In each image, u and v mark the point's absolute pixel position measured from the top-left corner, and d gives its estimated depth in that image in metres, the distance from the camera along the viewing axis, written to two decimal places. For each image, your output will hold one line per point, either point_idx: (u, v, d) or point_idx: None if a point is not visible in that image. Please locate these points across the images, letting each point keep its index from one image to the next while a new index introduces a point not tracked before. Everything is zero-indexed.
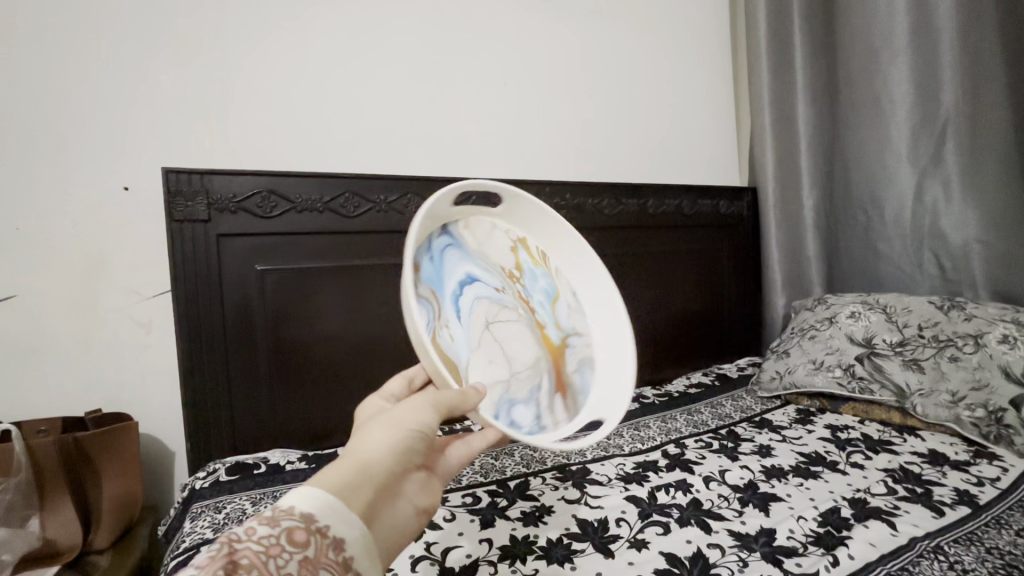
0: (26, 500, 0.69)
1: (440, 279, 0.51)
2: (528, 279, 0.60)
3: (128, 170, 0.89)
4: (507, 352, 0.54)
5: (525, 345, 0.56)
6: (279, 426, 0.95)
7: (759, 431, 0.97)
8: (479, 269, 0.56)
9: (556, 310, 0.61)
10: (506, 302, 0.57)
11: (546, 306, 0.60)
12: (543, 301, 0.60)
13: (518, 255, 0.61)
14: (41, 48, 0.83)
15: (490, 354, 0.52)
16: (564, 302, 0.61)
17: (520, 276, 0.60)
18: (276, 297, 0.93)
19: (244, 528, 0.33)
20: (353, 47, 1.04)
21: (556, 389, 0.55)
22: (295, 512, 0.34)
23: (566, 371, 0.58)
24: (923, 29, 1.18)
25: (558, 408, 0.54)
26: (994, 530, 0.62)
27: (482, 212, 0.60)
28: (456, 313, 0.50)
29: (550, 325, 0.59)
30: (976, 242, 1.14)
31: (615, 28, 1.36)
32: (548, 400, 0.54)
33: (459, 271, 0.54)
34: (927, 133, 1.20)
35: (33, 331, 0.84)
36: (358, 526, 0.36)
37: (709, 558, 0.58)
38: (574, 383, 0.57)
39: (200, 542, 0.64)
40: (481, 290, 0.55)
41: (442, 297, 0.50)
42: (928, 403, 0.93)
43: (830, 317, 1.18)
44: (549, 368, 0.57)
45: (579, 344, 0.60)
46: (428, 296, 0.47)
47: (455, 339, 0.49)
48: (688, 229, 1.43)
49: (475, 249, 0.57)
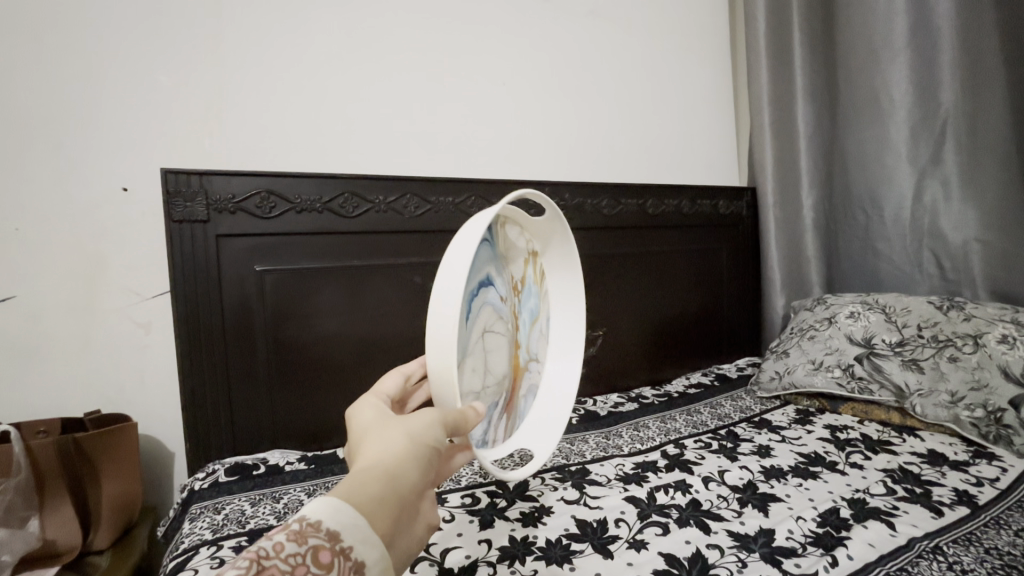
0: (26, 501, 0.69)
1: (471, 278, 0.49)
2: (525, 296, 0.61)
3: (127, 170, 0.89)
4: (490, 360, 0.55)
5: (501, 359, 0.57)
6: (279, 426, 0.95)
7: (758, 431, 0.97)
8: (495, 273, 0.55)
9: (532, 332, 0.63)
10: (503, 312, 0.57)
11: (528, 325, 0.62)
12: (528, 319, 0.62)
13: (525, 269, 0.61)
14: (41, 49, 0.83)
15: (477, 359, 0.52)
16: (540, 327, 0.64)
17: (521, 289, 0.61)
18: (276, 298, 0.93)
19: (271, 543, 0.30)
20: (353, 47, 1.04)
21: (507, 408, 0.58)
22: (322, 529, 0.31)
23: (519, 392, 0.61)
24: (923, 29, 1.18)
25: (501, 428, 0.57)
26: (993, 530, 0.62)
27: (517, 216, 0.58)
28: (470, 313, 0.50)
29: (523, 346, 0.62)
30: (975, 242, 1.14)
31: (615, 28, 1.36)
32: (498, 417, 0.56)
33: (485, 271, 0.53)
34: (926, 132, 1.20)
35: (32, 331, 0.84)
36: (380, 546, 0.34)
37: (709, 559, 0.58)
38: (518, 405, 0.61)
39: (200, 543, 0.64)
40: (490, 295, 0.54)
41: (467, 295, 0.48)
42: (928, 403, 0.93)
43: (829, 317, 1.18)
44: (509, 387, 0.59)
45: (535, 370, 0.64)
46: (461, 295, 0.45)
47: (462, 342, 0.48)
48: (688, 229, 1.43)
49: (498, 253, 0.56)
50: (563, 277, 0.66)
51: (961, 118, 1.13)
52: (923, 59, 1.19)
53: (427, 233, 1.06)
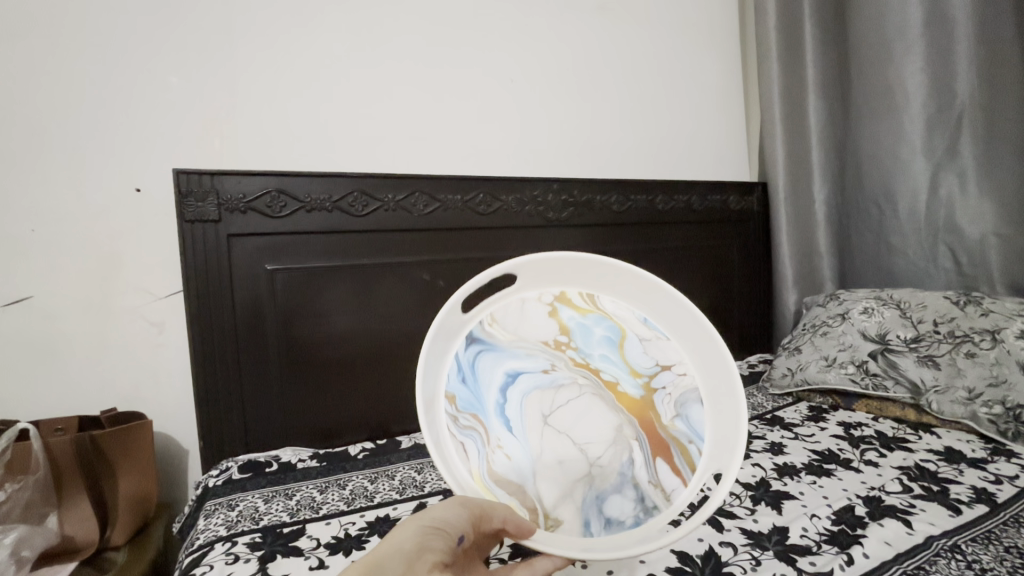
0: (45, 497, 0.71)
1: (481, 395, 0.52)
2: (580, 334, 0.58)
3: (140, 171, 0.90)
4: (577, 436, 0.52)
5: (601, 423, 0.53)
6: (291, 425, 0.96)
7: (771, 428, 0.97)
8: (523, 396, 0.53)
9: (624, 354, 0.57)
10: (543, 387, 0.54)
11: (612, 357, 0.57)
12: (607, 351, 0.57)
13: (559, 315, 0.58)
14: (54, 51, 0.83)
15: (565, 446, 0.51)
16: (633, 340, 0.57)
17: (566, 345, 0.57)
18: (287, 297, 0.93)
19: None
20: (358, 46, 1.04)
21: (655, 452, 0.52)
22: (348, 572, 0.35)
23: (663, 427, 0.53)
24: (937, 18, 1.15)
25: (663, 473, 0.51)
26: (1014, 529, 0.60)
27: (507, 406, 0.52)
28: (506, 426, 0.51)
29: (626, 378, 0.56)
30: (993, 236, 1.12)
31: (621, 22, 1.34)
32: (645, 470, 0.51)
33: (497, 383, 0.53)
34: (942, 124, 1.18)
35: (46, 331, 0.86)
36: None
37: (721, 557, 0.57)
38: (677, 430, 0.52)
39: (215, 539, 0.65)
40: (529, 404, 0.52)
41: (487, 420, 0.51)
42: (944, 400, 0.92)
43: (842, 313, 1.16)
44: (640, 428, 0.53)
45: (670, 383, 0.55)
46: (472, 425, 0.50)
47: (510, 455, 0.50)
48: (699, 225, 1.42)
49: (508, 336, 0.56)
50: (582, 326, 0.58)
51: (976, 108, 1.11)
52: (937, 49, 1.16)
53: (436, 231, 1.05)
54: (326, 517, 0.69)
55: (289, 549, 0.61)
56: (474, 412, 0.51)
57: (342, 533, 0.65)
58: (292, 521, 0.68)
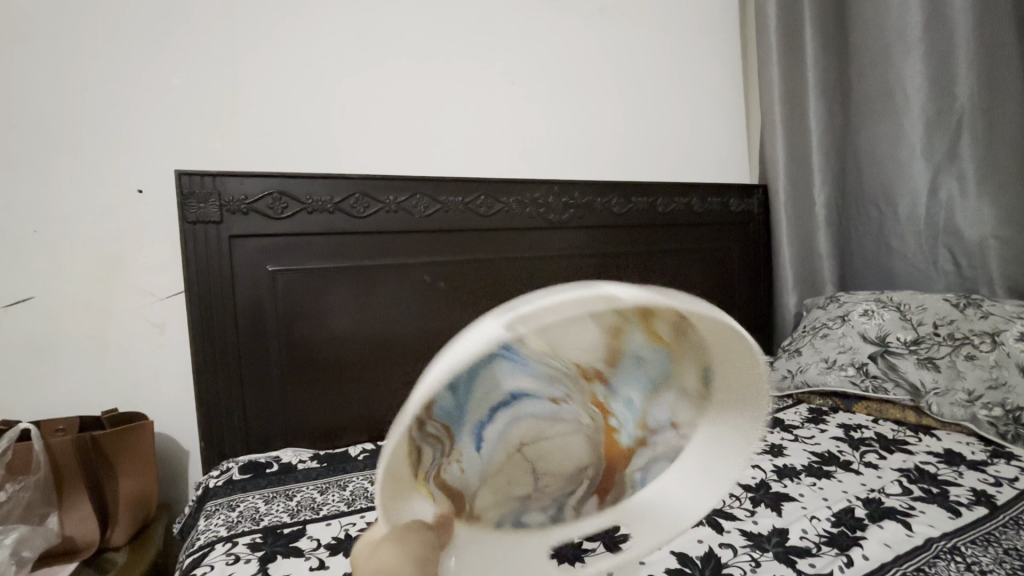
0: (46, 497, 0.71)
1: (466, 406, 0.34)
2: (628, 367, 0.39)
3: (142, 171, 0.90)
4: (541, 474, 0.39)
5: (577, 457, 0.40)
6: (292, 426, 0.96)
7: (771, 430, 0.97)
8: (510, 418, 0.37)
9: (657, 400, 0.40)
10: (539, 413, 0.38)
11: (644, 395, 0.40)
12: (644, 388, 0.40)
13: (624, 337, 0.37)
14: (55, 53, 0.84)
15: (524, 478, 0.39)
16: (679, 392, 0.40)
17: (599, 376, 0.38)
18: (288, 298, 0.94)
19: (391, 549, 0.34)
20: (360, 47, 1.05)
21: (598, 489, 0.42)
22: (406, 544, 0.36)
23: (625, 472, 0.43)
24: (937, 21, 1.16)
25: (588, 505, 0.43)
26: (1013, 531, 0.60)
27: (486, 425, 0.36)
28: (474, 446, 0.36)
29: (630, 425, 0.41)
30: (992, 239, 1.12)
31: (621, 25, 1.35)
32: (578, 500, 0.42)
33: (490, 396, 0.36)
34: (941, 126, 1.18)
35: (47, 332, 0.86)
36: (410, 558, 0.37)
37: (721, 558, 0.57)
38: (633, 477, 0.43)
39: (215, 540, 0.65)
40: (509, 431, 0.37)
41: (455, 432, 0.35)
42: (944, 402, 0.92)
43: (842, 315, 1.16)
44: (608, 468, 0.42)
45: (667, 440, 0.42)
46: (437, 436, 0.34)
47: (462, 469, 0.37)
48: (700, 228, 1.42)
49: (545, 347, 0.35)
50: (638, 355, 0.38)
51: (976, 111, 1.11)
52: (937, 52, 1.17)
53: (436, 232, 1.06)
54: (327, 517, 0.69)
55: (290, 549, 0.62)
56: (449, 422, 0.34)
57: (342, 533, 0.65)
58: (293, 521, 0.68)
